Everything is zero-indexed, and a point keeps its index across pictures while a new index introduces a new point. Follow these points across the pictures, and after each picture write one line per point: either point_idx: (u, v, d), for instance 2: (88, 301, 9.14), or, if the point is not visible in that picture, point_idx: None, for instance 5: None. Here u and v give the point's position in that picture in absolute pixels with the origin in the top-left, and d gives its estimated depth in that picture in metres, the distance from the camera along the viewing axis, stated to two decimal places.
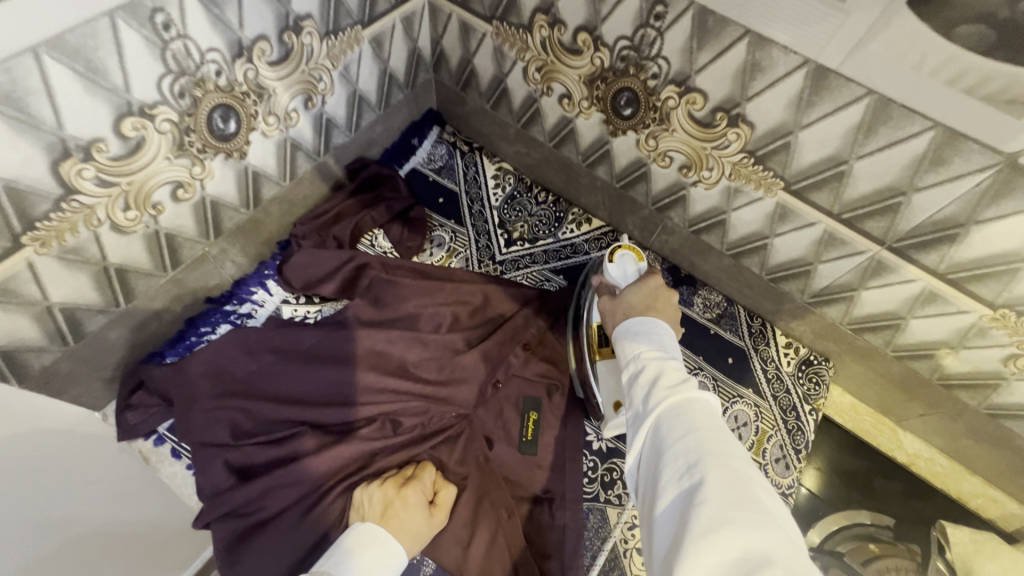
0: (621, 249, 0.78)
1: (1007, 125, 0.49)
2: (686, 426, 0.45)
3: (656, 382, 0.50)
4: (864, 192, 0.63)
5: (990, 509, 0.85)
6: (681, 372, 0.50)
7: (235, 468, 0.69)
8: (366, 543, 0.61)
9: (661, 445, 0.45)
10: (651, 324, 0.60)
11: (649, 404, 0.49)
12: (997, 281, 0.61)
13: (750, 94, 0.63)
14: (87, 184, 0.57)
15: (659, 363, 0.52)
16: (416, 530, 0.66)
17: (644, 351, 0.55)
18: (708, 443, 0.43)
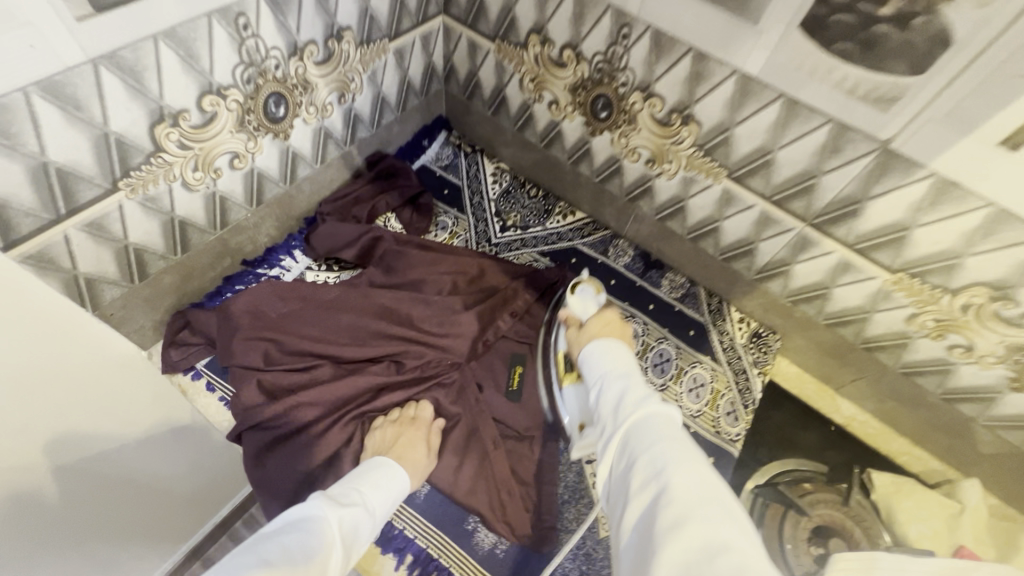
0: (580, 284, 0.90)
1: (877, 117, 0.66)
2: (652, 438, 0.51)
3: (623, 403, 0.57)
4: (787, 176, 0.79)
5: (915, 465, 0.98)
6: (644, 390, 0.57)
7: (266, 390, 0.82)
8: (377, 465, 0.71)
9: (630, 457, 0.51)
10: (617, 349, 0.68)
11: (618, 421, 0.55)
12: (891, 248, 0.76)
13: (697, 97, 0.80)
14: (171, 145, 0.72)
15: (625, 386, 0.59)
16: (414, 456, 0.76)
17: (614, 376, 0.62)
18: (670, 453, 0.48)
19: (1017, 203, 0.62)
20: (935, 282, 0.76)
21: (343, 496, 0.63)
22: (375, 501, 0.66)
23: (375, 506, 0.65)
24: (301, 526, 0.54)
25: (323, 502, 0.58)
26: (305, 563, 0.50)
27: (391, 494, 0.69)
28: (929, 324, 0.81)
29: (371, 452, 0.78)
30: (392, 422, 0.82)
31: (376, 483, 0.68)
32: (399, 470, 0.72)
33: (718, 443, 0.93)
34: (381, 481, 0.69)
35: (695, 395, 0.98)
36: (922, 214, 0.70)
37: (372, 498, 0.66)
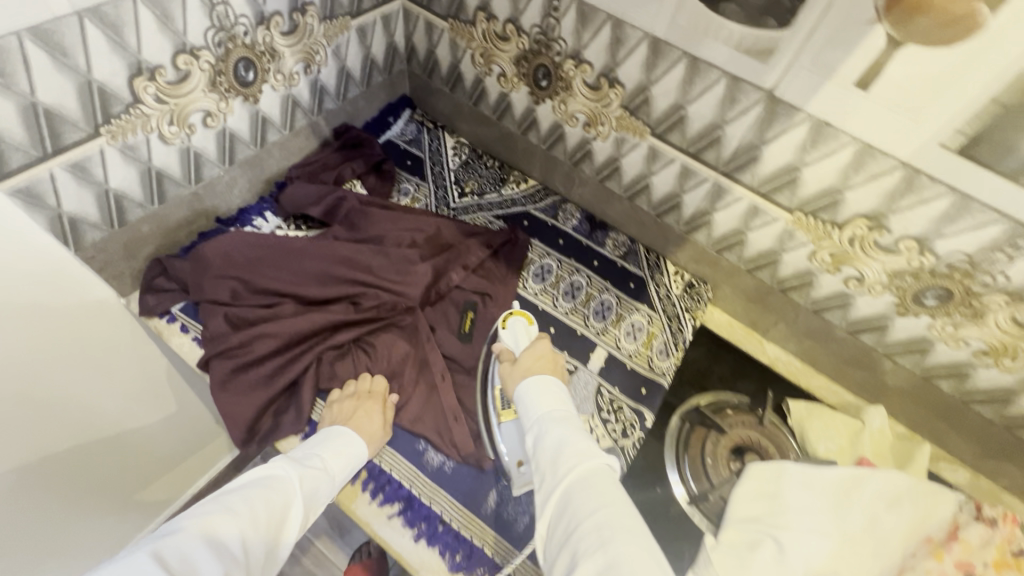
0: (512, 317, 0.94)
1: (760, 68, 0.77)
2: (598, 503, 0.59)
3: (567, 459, 0.63)
4: (698, 129, 0.90)
5: (832, 398, 1.07)
6: (587, 443, 0.66)
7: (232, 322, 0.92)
8: (336, 438, 0.81)
9: (576, 517, 0.58)
10: (553, 390, 0.75)
11: (563, 476, 0.62)
12: (788, 189, 0.87)
13: (618, 61, 0.91)
14: (148, 98, 0.82)
15: (569, 438, 0.67)
16: (370, 427, 0.84)
17: (558, 423, 0.69)
18: (614, 517, 0.57)
19: (876, 137, 0.73)
20: (826, 218, 0.86)
21: (304, 458, 0.75)
22: (334, 463, 0.77)
23: (336, 469, 0.77)
24: (262, 484, 0.67)
25: (284, 463, 0.71)
26: (258, 516, 0.64)
27: (351, 459, 0.80)
28: (827, 259, 0.91)
29: (328, 421, 0.86)
30: (349, 395, 0.89)
31: (338, 450, 0.79)
32: (356, 438, 0.82)
33: (651, 377, 1.02)
34: (342, 446, 0.80)
35: (632, 337, 1.07)
36: (807, 154, 0.81)
37: (331, 460, 0.77)
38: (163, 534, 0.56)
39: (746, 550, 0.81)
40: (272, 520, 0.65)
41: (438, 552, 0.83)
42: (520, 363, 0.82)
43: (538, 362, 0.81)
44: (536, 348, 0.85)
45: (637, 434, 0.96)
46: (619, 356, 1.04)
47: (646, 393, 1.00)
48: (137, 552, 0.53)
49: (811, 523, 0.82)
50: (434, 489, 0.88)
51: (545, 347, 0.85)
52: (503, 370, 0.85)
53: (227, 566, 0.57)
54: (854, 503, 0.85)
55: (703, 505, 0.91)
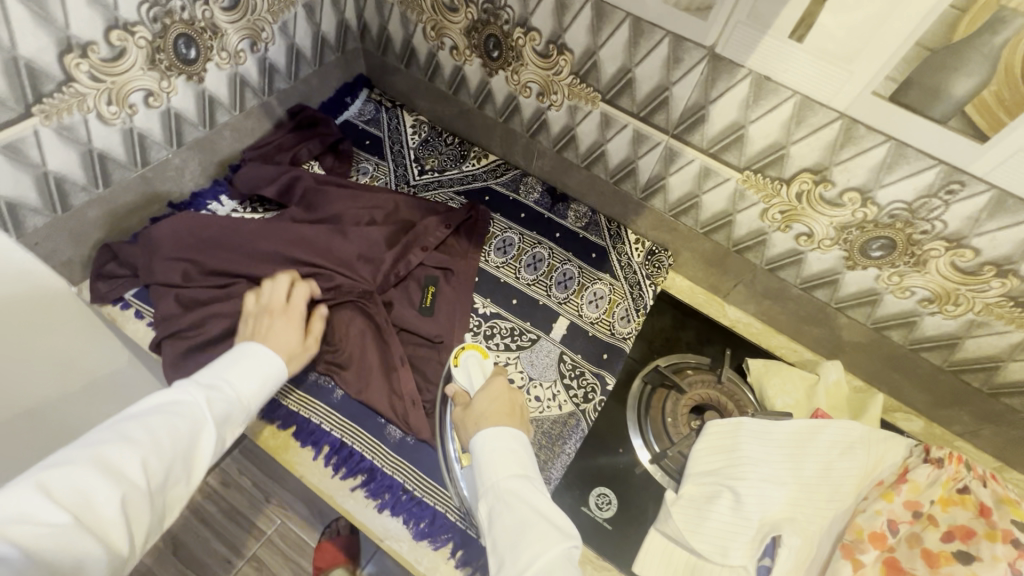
0: (467, 353, 0.92)
1: (700, 25, 0.77)
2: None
3: (528, 545, 0.64)
4: (647, 93, 0.91)
5: (791, 355, 1.09)
6: (545, 522, 0.66)
7: (183, 304, 0.91)
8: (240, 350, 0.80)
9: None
10: (511, 456, 0.74)
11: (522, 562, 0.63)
12: (736, 147, 0.88)
13: (565, 27, 0.91)
14: (82, 75, 0.80)
15: (528, 518, 0.67)
16: (279, 334, 0.84)
17: (515, 499, 0.69)
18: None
19: (815, 88, 0.74)
20: (773, 175, 0.87)
21: (211, 382, 0.73)
22: (247, 385, 0.76)
23: (247, 394, 0.75)
24: (167, 411, 0.65)
25: (189, 389, 0.68)
26: (164, 440, 0.62)
27: (264, 377, 0.78)
28: (777, 217, 0.93)
29: (242, 335, 0.85)
30: (262, 309, 0.88)
31: (247, 369, 0.77)
32: (271, 355, 0.81)
33: (613, 342, 1.03)
34: (253, 367, 0.78)
35: (594, 305, 1.08)
36: (751, 111, 0.82)
37: (242, 385, 0.75)
38: (52, 464, 0.55)
39: (704, 503, 0.85)
40: (180, 448, 0.64)
41: (402, 520, 0.84)
42: (476, 407, 0.82)
43: (493, 404, 0.81)
44: (493, 389, 0.85)
45: (599, 398, 0.97)
46: (582, 324, 1.06)
47: (608, 358, 1.01)
48: (24, 483, 0.52)
49: (770, 473, 0.86)
50: (397, 461, 0.88)
51: (500, 386, 0.85)
52: (456, 416, 0.85)
53: (127, 490, 0.57)
54: (808, 454, 0.88)
55: (664, 463, 0.92)
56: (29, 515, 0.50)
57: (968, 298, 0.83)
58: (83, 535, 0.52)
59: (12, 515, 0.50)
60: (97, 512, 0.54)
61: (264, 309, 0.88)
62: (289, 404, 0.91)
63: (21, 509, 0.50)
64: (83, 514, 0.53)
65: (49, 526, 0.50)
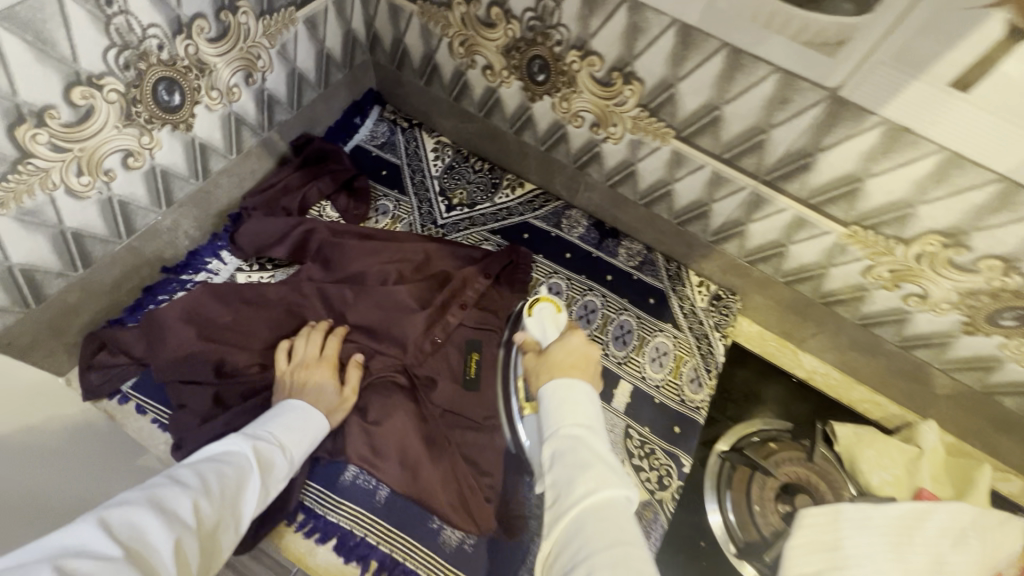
0: (541, 304, 0.87)
1: (825, 63, 0.61)
2: (609, 533, 0.48)
3: (588, 480, 0.52)
4: (736, 133, 0.75)
5: (875, 411, 0.98)
6: (602, 465, 0.54)
7: (221, 403, 0.78)
8: (282, 410, 0.74)
9: (585, 547, 0.48)
10: (576, 401, 0.61)
11: (572, 498, 0.52)
12: (845, 200, 0.73)
13: (636, 53, 0.74)
14: (41, 148, 0.63)
15: (586, 457, 0.55)
16: (321, 395, 0.78)
17: (574, 437, 0.57)
18: (633, 554, 0.47)
19: (971, 146, 0.59)
20: (889, 233, 0.73)
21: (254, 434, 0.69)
22: (289, 438, 0.71)
23: (291, 445, 0.71)
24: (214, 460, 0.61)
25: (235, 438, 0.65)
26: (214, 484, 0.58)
27: (310, 433, 0.74)
28: (884, 275, 0.79)
29: (279, 395, 0.78)
30: (297, 365, 0.80)
31: (291, 424, 0.73)
32: (315, 412, 0.76)
33: (684, 412, 0.91)
34: (294, 422, 0.73)
35: (658, 364, 0.95)
36: (874, 163, 0.67)
37: (286, 435, 0.71)
38: (106, 505, 0.49)
39: None
40: (226, 494, 0.59)
41: None
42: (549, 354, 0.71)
43: (568, 355, 0.69)
44: (569, 341, 0.73)
45: (676, 483, 0.86)
46: (646, 389, 0.93)
47: (681, 432, 0.89)
48: (83, 519, 0.47)
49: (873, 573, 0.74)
50: None
51: (577, 341, 0.73)
52: (528, 361, 0.74)
53: (181, 529, 0.51)
54: (913, 544, 0.76)
55: (756, 562, 0.81)
56: (84, 547, 0.44)
57: None
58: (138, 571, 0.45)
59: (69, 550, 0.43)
60: (154, 551, 0.47)
61: (299, 366, 0.81)
62: (329, 514, 0.79)
63: (76, 544, 0.44)
64: (137, 548, 0.47)
65: (101, 560, 0.43)
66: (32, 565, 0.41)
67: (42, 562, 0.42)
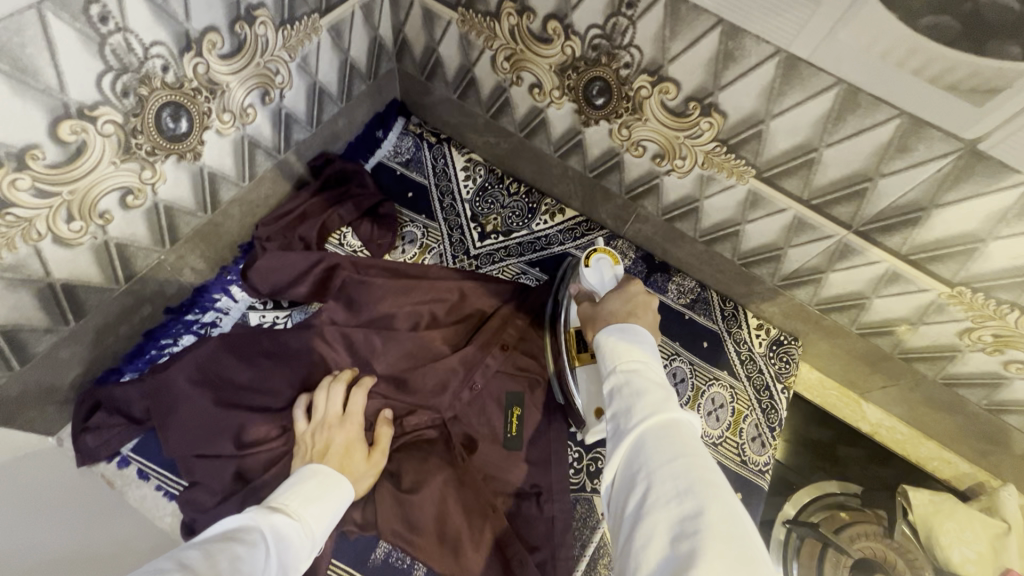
0: (598, 253, 0.77)
1: (969, 113, 0.51)
2: (675, 446, 0.42)
3: (650, 401, 0.45)
4: (833, 178, 0.65)
5: (944, 470, 0.91)
6: (667, 388, 0.47)
7: (243, 478, 0.68)
8: (311, 479, 0.61)
9: (648, 461, 0.42)
10: (635, 335, 0.53)
11: (634, 414, 0.45)
12: (955, 260, 0.64)
13: (722, 83, 0.63)
14: (23, 195, 0.52)
15: (647, 382, 0.48)
16: (355, 467, 0.68)
17: (634, 361, 0.50)
18: (703, 467, 0.40)
19: None
20: (1003, 298, 0.64)
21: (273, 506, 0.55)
22: (309, 510, 0.57)
23: (315, 525, 0.57)
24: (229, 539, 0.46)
25: (253, 518, 0.50)
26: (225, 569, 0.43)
27: (334, 508, 0.60)
28: (985, 340, 0.70)
29: (301, 460, 0.67)
30: (319, 424, 0.70)
31: (317, 496, 0.59)
32: (338, 474, 0.64)
33: (744, 474, 0.84)
34: (316, 492, 0.60)
35: (714, 418, 0.87)
36: (1003, 225, 0.58)
37: (309, 515, 0.57)
38: None
39: None
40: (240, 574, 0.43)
41: None
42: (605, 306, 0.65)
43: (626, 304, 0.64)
44: (628, 290, 0.67)
45: None
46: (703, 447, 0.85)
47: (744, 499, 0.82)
48: None
49: None
50: None
51: (638, 288, 0.67)
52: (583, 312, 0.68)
53: None
54: None
55: None
56: None
57: None
58: None
59: None
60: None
61: (321, 426, 0.70)
62: None
63: None
64: None
65: None
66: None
67: None
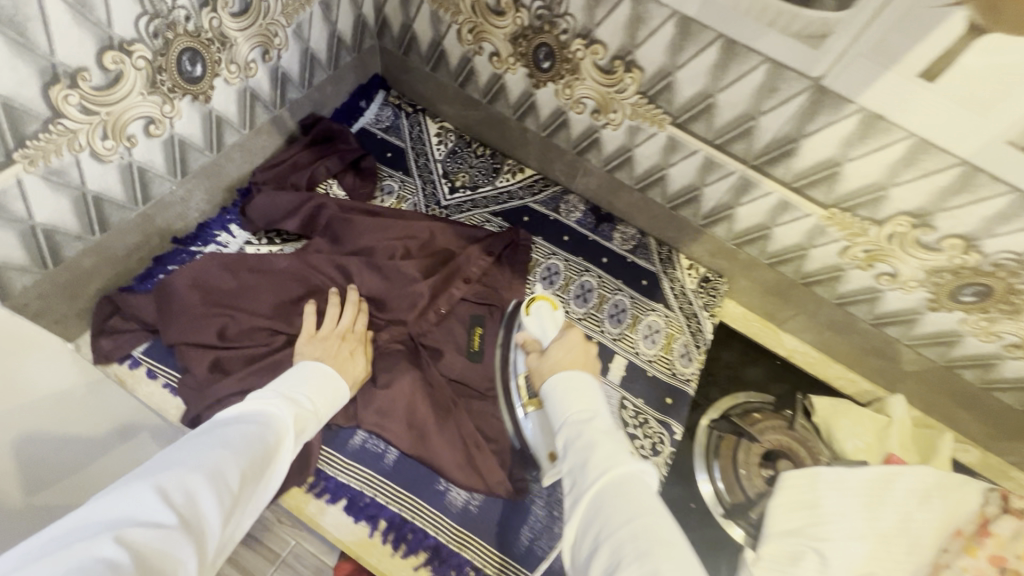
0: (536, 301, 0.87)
1: (809, 54, 0.67)
2: (626, 510, 0.52)
3: (600, 465, 0.55)
4: (728, 119, 0.81)
5: (849, 387, 1.05)
6: (612, 450, 0.57)
7: (224, 364, 0.81)
8: (321, 376, 0.72)
9: (605, 534, 0.51)
10: (579, 387, 0.65)
11: (587, 485, 0.55)
12: (826, 184, 0.80)
13: (637, 42, 0.79)
14: (72, 110, 0.65)
15: (595, 439, 0.58)
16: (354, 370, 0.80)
17: (584, 427, 0.60)
18: (649, 530, 0.50)
19: (934, 132, 0.66)
20: (864, 215, 0.80)
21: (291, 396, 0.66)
22: (321, 403, 0.69)
23: (323, 410, 0.69)
24: (259, 418, 0.57)
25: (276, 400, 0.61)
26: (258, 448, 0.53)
27: (336, 398, 0.72)
28: (860, 256, 0.86)
29: (309, 352, 0.78)
30: (325, 335, 0.82)
31: (321, 390, 0.70)
32: (338, 379, 0.74)
33: (674, 384, 0.98)
34: (324, 390, 0.71)
35: (650, 341, 1.01)
36: (852, 149, 0.74)
37: (318, 398, 0.69)
38: (159, 468, 0.47)
39: (788, 564, 0.80)
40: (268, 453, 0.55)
41: None
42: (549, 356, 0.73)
43: (569, 353, 0.72)
44: (568, 339, 0.75)
45: (667, 449, 0.92)
46: (640, 363, 0.98)
47: (672, 403, 0.95)
48: (142, 484, 0.45)
49: (849, 528, 0.81)
50: (462, 534, 0.81)
51: (577, 337, 0.75)
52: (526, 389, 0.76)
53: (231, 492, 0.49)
54: (884, 503, 0.83)
55: (742, 521, 0.88)
56: (137, 517, 0.42)
57: None
58: (190, 543, 0.43)
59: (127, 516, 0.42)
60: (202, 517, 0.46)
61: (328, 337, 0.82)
62: (339, 476, 0.83)
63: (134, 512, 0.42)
64: (187, 515, 0.45)
65: (158, 530, 0.42)
66: (85, 541, 0.40)
67: (100, 537, 0.40)
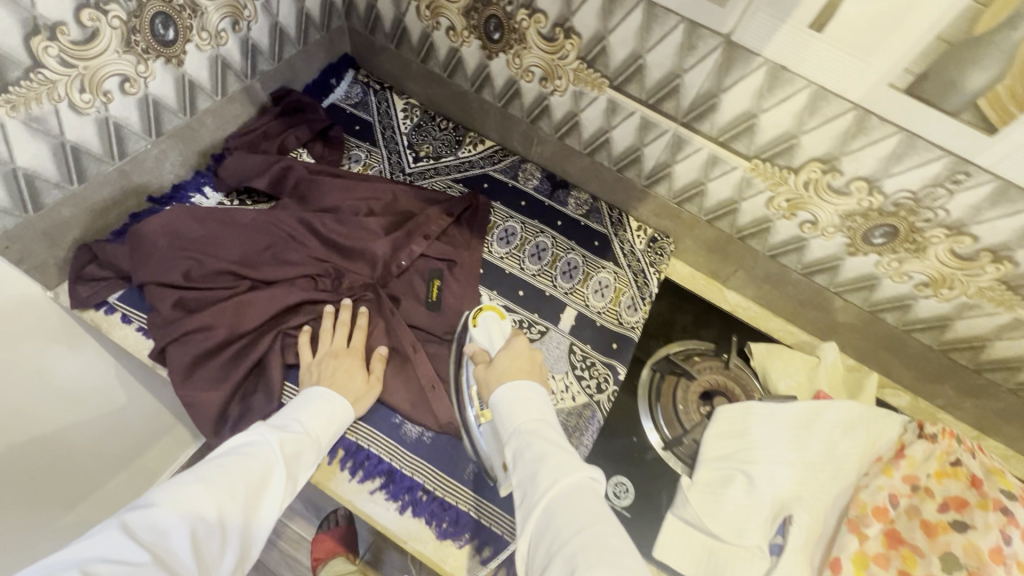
0: (484, 313, 0.91)
1: (716, 12, 0.75)
2: (573, 516, 0.55)
3: (547, 473, 0.59)
4: (657, 79, 0.89)
5: (788, 338, 1.12)
6: (561, 459, 0.61)
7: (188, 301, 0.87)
8: (320, 406, 0.78)
9: (554, 539, 0.54)
10: (527, 400, 0.70)
11: (537, 493, 0.58)
12: (747, 136, 0.88)
13: (573, 10, 0.88)
14: (51, 60, 0.72)
15: (543, 450, 0.62)
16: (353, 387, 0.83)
17: (532, 438, 0.64)
18: (593, 534, 0.53)
19: (830, 78, 0.74)
20: (782, 164, 0.88)
21: (282, 424, 0.73)
22: (315, 427, 0.75)
23: (322, 436, 0.75)
24: (243, 454, 0.65)
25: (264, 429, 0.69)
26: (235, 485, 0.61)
27: (333, 421, 0.78)
28: (783, 205, 0.94)
29: (307, 383, 0.83)
30: (321, 357, 0.86)
31: (315, 412, 0.76)
32: (339, 398, 0.80)
33: (622, 332, 1.03)
34: (323, 412, 0.77)
35: (600, 294, 1.06)
36: (763, 100, 0.82)
37: (314, 423, 0.75)
38: (132, 508, 0.56)
39: (719, 487, 0.88)
40: (251, 489, 0.63)
41: (425, 519, 0.83)
42: (496, 364, 0.78)
43: (514, 362, 0.78)
44: (513, 347, 0.81)
45: (611, 388, 0.98)
46: (589, 314, 1.04)
47: (618, 347, 1.02)
48: (109, 526, 0.52)
49: (776, 454, 0.88)
50: (416, 461, 0.86)
51: (521, 346, 0.81)
52: (478, 372, 0.81)
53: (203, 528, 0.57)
54: (811, 433, 0.88)
55: (681, 453, 0.95)
56: (110, 554, 0.50)
57: (962, 281, 0.86)
58: None
59: (99, 555, 0.50)
60: (172, 552, 0.53)
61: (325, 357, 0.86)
62: None
63: (111, 550, 0.50)
64: (160, 555, 0.52)
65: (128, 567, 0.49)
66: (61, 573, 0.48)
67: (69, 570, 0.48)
